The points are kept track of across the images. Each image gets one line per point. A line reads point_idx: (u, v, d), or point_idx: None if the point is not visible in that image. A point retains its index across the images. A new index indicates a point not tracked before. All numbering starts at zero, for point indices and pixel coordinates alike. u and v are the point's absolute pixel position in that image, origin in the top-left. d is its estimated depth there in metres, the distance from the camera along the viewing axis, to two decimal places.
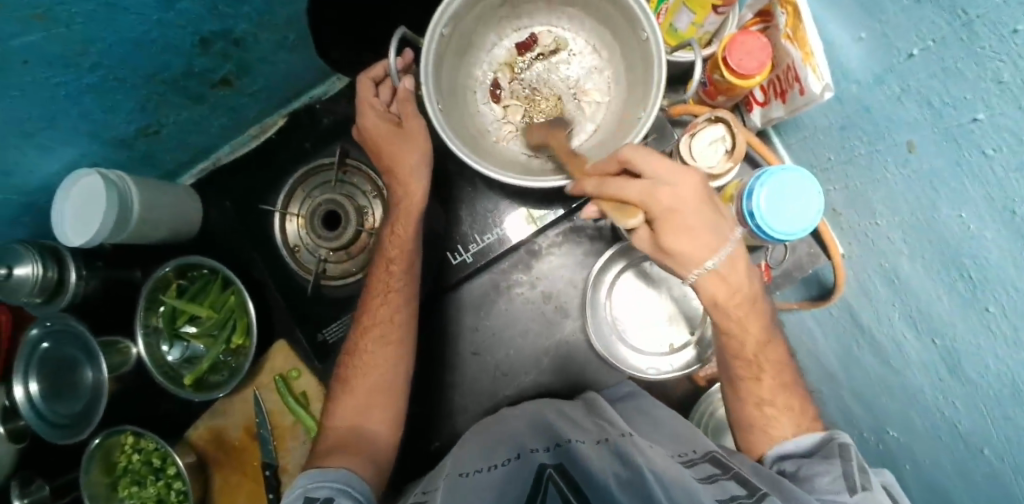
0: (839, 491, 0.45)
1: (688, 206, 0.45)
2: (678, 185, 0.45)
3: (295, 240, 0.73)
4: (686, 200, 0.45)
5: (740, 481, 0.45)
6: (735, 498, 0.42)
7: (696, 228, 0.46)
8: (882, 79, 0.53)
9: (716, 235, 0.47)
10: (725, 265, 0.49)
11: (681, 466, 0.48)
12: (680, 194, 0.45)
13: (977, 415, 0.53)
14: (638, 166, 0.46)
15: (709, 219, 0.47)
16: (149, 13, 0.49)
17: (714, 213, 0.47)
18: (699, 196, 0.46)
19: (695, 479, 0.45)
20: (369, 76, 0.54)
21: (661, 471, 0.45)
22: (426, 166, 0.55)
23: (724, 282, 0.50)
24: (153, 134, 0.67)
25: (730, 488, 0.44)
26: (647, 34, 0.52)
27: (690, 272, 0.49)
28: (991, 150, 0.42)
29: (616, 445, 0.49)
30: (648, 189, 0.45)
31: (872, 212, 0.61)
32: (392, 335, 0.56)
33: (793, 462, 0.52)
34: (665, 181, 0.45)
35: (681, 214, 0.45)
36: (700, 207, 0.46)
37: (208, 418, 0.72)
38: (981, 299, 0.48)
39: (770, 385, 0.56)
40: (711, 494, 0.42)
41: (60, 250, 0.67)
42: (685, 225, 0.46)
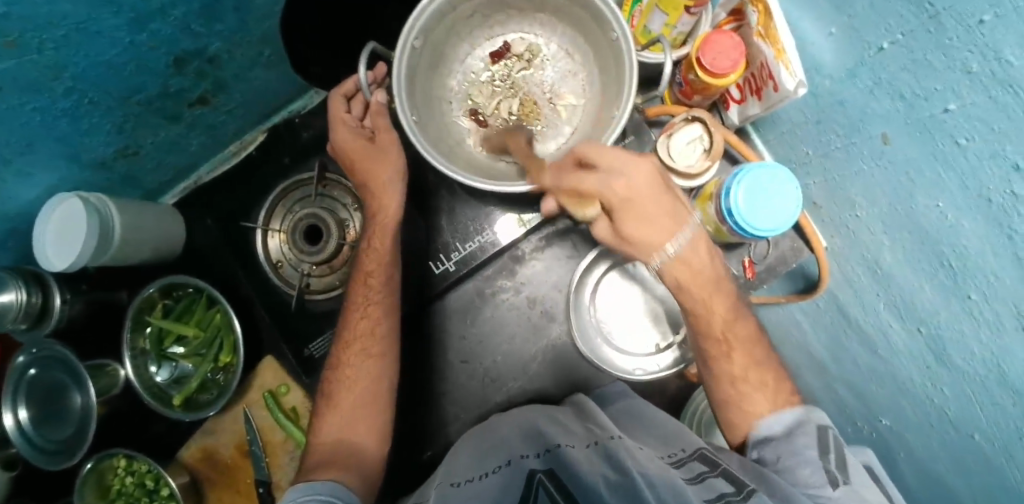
0: (821, 485, 0.45)
1: (642, 195, 0.47)
2: (631, 176, 0.47)
3: (278, 256, 0.73)
4: (639, 190, 0.47)
5: (729, 478, 0.45)
6: (724, 495, 0.42)
7: (652, 216, 0.48)
8: (856, 73, 0.53)
9: (673, 219, 0.49)
10: (685, 247, 0.51)
11: (669, 467, 0.48)
12: (634, 186, 0.47)
13: (965, 401, 0.53)
14: (593, 160, 0.48)
15: (663, 205, 0.48)
16: (121, 36, 0.49)
17: (668, 198, 0.49)
18: (652, 184, 0.47)
19: (682, 479, 0.45)
20: (342, 92, 0.54)
21: (650, 471, 0.45)
22: (402, 179, 0.56)
23: (685, 264, 0.52)
24: (132, 155, 0.67)
25: (718, 486, 0.43)
26: (617, 33, 0.52)
27: (653, 258, 0.51)
28: (963, 139, 0.42)
29: (606, 448, 0.49)
30: (603, 182, 0.47)
31: (852, 204, 0.61)
32: (374, 348, 0.56)
33: (772, 449, 0.51)
34: (618, 173, 0.47)
35: (637, 202, 0.47)
36: (654, 195, 0.48)
37: (201, 437, 0.73)
38: (962, 287, 0.48)
39: (740, 363, 0.56)
40: (700, 493, 0.42)
41: (43, 275, 0.67)
42: (641, 213, 0.48)
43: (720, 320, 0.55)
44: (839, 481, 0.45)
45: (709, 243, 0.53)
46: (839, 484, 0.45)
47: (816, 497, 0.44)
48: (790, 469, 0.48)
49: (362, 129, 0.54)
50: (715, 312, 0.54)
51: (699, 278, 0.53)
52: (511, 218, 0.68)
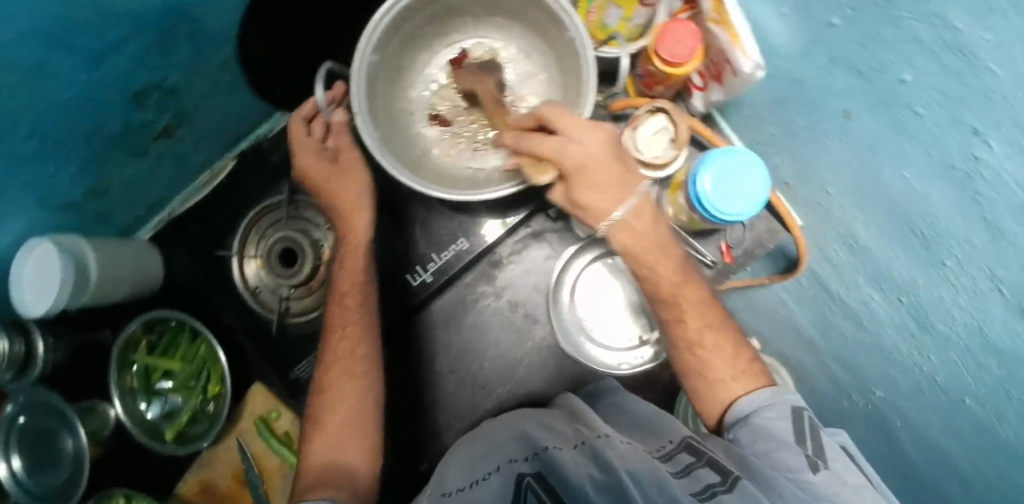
0: (802, 469, 0.46)
1: (595, 161, 0.49)
2: (587, 142, 0.49)
3: (255, 282, 0.73)
4: (593, 156, 0.49)
5: (713, 467, 0.45)
6: (712, 487, 0.43)
7: (603, 182, 0.50)
8: (810, 52, 0.53)
9: (623, 189, 0.51)
10: (634, 215, 0.52)
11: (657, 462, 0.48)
12: (588, 150, 0.49)
13: (953, 366, 0.54)
14: (554, 125, 0.51)
15: (616, 173, 0.51)
16: (77, 76, 0.48)
17: (621, 167, 0.51)
18: (607, 151, 0.50)
19: (670, 474, 0.45)
20: (302, 115, 0.57)
21: (636, 468, 0.45)
22: (368, 197, 0.61)
23: (634, 232, 0.54)
24: (102, 194, 0.66)
25: (705, 477, 0.44)
26: (572, 32, 0.52)
27: (601, 225, 0.53)
28: (921, 108, 0.43)
29: (593, 448, 0.49)
30: (559, 144, 0.49)
31: (821, 181, 0.61)
32: (356, 367, 0.57)
33: (748, 432, 0.51)
34: (574, 137, 0.49)
35: (589, 168, 0.49)
36: (608, 163, 0.50)
37: (197, 471, 0.72)
38: (936, 254, 0.48)
39: (695, 326, 0.56)
40: (686, 487, 0.43)
41: (26, 324, 0.66)
42: (592, 179, 0.50)
43: (682, 297, 0.56)
44: (819, 465, 0.46)
45: (659, 213, 0.55)
46: (820, 468, 0.46)
47: (799, 482, 0.45)
48: (768, 453, 0.48)
49: (325, 150, 0.58)
50: (670, 283, 0.56)
51: (665, 254, 0.55)
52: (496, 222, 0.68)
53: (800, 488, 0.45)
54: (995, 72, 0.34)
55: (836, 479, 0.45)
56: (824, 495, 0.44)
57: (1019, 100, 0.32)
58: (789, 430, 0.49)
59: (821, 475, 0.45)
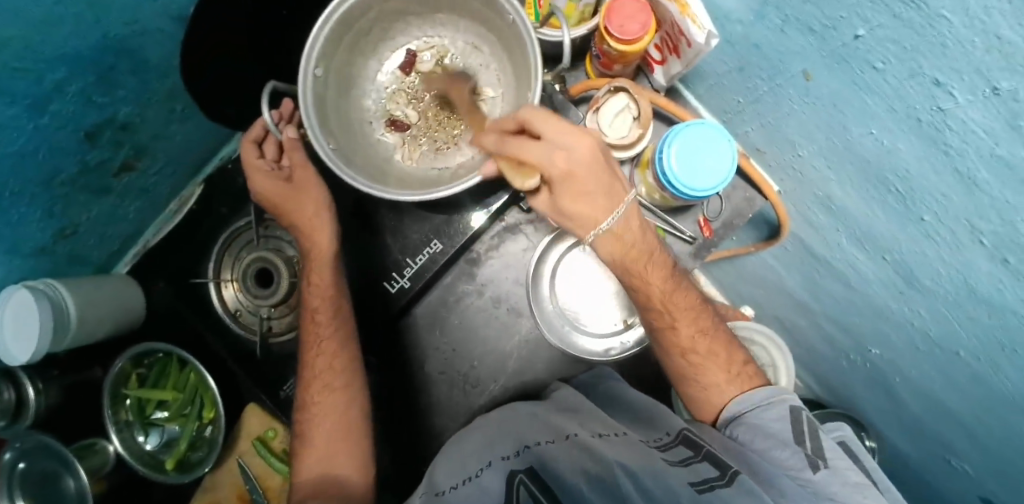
0: (801, 468, 0.47)
1: (583, 172, 0.46)
2: (574, 149, 0.45)
3: (235, 305, 0.73)
4: (581, 164, 0.46)
5: (712, 462, 0.45)
6: (709, 481, 0.43)
7: (590, 193, 0.48)
8: (763, 14, 0.51)
9: (610, 197, 0.49)
10: (619, 223, 0.51)
11: (654, 452, 0.48)
12: (575, 160, 0.45)
13: (943, 319, 0.53)
14: (538, 129, 0.45)
15: (604, 182, 0.48)
16: (22, 124, 0.48)
17: (609, 174, 0.48)
18: (594, 160, 0.46)
19: (666, 461, 0.46)
20: (251, 139, 0.57)
21: (628, 459, 0.45)
22: (327, 211, 0.60)
23: (618, 238, 0.52)
24: (72, 235, 0.66)
25: (703, 470, 0.44)
26: (512, 16, 0.51)
27: (586, 230, 0.51)
28: (880, 63, 0.41)
29: (583, 441, 0.49)
30: (545, 153, 0.45)
31: (792, 144, 0.60)
32: (335, 381, 0.60)
33: (747, 432, 0.52)
34: (561, 145, 0.45)
35: (576, 178, 0.46)
36: (596, 172, 0.47)
37: (201, 496, 0.73)
38: (914, 209, 0.47)
39: (664, 294, 0.56)
40: (684, 476, 0.43)
41: (12, 370, 0.66)
42: (579, 189, 0.47)
43: (671, 303, 0.56)
44: (820, 464, 0.47)
45: (643, 217, 0.53)
46: (820, 467, 0.46)
47: (798, 479, 0.46)
48: (768, 451, 0.49)
49: (278, 170, 0.57)
50: (659, 297, 0.56)
51: (632, 248, 0.53)
52: (483, 213, 0.66)
53: (800, 484, 0.46)
54: (948, 19, 0.33)
55: (837, 478, 0.45)
56: (823, 493, 0.45)
57: (976, 47, 0.32)
58: (787, 430, 0.50)
59: (820, 474, 0.46)
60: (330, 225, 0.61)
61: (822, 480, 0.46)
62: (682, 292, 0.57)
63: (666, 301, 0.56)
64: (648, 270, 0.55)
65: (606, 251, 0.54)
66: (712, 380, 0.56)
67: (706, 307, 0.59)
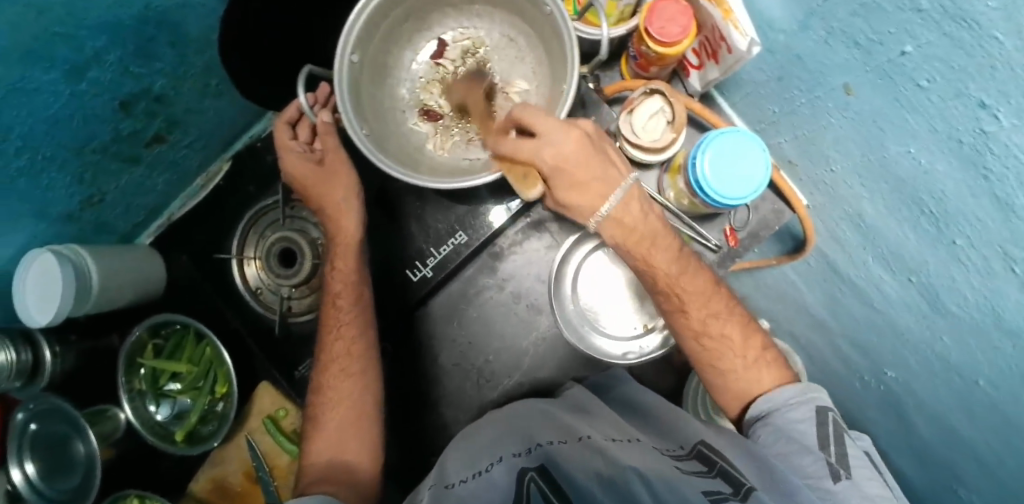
0: (822, 477, 0.47)
1: (574, 163, 0.48)
2: (563, 144, 0.47)
3: (256, 283, 0.73)
4: (572, 156, 0.48)
5: (725, 478, 0.43)
6: (723, 496, 0.41)
7: (586, 182, 0.49)
8: (807, 25, 0.50)
9: (608, 185, 0.50)
10: (619, 210, 0.51)
11: (669, 463, 0.46)
12: (565, 153, 0.48)
13: (967, 347, 0.52)
14: (528, 125, 0.48)
15: (598, 171, 0.49)
16: (60, 89, 0.48)
17: (602, 164, 0.49)
18: (583, 151, 0.48)
19: (680, 470, 0.45)
20: (286, 120, 0.58)
21: (642, 466, 0.44)
22: (356, 197, 0.61)
23: (619, 224, 0.53)
24: (98, 203, 0.67)
25: (715, 485, 0.42)
26: (550, 8, 0.51)
27: (590, 220, 0.52)
28: (925, 81, 0.41)
29: (596, 444, 0.48)
30: (535, 149, 0.48)
31: (826, 158, 0.60)
32: (352, 366, 0.60)
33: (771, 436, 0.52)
34: (549, 140, 0.47)
35: (569, 170, 0.48)
36: (587, 162, 0.48)
37: (209, 469, 0.75)
38: (946, 233, 0.47)
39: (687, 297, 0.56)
40: (697, 484, 0.42)
41: (31, 332, 0.67)
42: (574, 180, 0.49)
43: (678, 286, 0.55)
44: (841, 474, 0.47)
45: (645, 200, 0.53)
46: (841, 477, 0.47)
47: (815, 487, 0.46)
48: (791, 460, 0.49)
49: (310, 153, 0.59)
50: (664, 278, 0.55)
51: (630, 233, 0.53)
52: (502, 210, 0.67)
53: (816, 492, 0.46)
54: (1000, 40, 0.32)
55: (856, 490, 0.46)
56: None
57: None
58: (812, 434, 0.50)
59: (840, 485, 0.46)
60: (357, 210, 0.62)
61: (842, 491, 0.45)
62: (689, 274, 0.55)
63: (671, 284, 0.55)
64: (669, 270, 0.55)
65: (610, 240, 0.54)
66: (737, 387, 0.56)
67: (719, 289, 0.57)
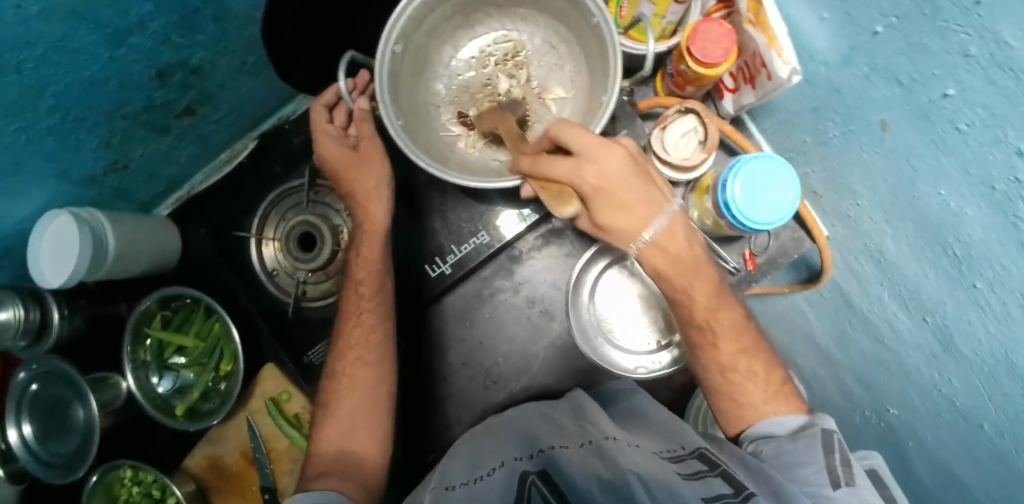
0: (823, 484, 0.45)
1: (615, 184, 0.47)
2: (604, 164, 0.47)
3: (273, 265, 0.74)
4: (613, 177, 0.47)
5: (726, 478, 0.42)
6: (721, 497, 0.39)
7: (628, 204, 0.49)
8: (850, 58, 0.51)
9: (649, 207, 0.49)
10: (662, 235, 0.51)
11: (666, 463, 0.46)
12: (607, 173, 0.47)
13: (977, 392, 0.51)
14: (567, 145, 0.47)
15: (639, 193, 0.49)
16: (99, 52, 0.48)
17: (644, 186, 0.49)
18: (625, 172, 0.47)
19: (679, 475, 0.43)
20: (323, 103, 0.60)
21: (643, 470, 0.43)
22: (386, 190, 0.62)
23: (661, 250, 0.52)
24: (121, 169, 0.67)
25: (716, 486, 0.41)
26: (597, 19, 0.52)
27: (630, 246, 0.52)
28: (964, 125, 0.40)
29: (601, 448, 0.47)
30: (576, 169, 0.47)
31: (852, 193, 0.60)
32: (369, 355, 0.61)
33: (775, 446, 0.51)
34: (590, 160, 0.47)
35: (610, 192, 0.48)
36: (628, 182, 0.48)
37: (206, 446, 0.74)
38: (968, 276, 0.46)
39: (707, 320, 0.55)
40: (697, 491, 0.40)
41: (41, 292, 0.67)
42: (616, 202, 0.48)
43: (704, 302, 0.55)
44: (841, 481, 0.44)
45: (688, 227, 0.52)
46: (841, 485, 0.44)
47: (816, 496, 0.44)
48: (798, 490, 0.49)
49: (346, 138, 0.60)
50: (704, 309, 0.55)
51: (674, 262, 0.53)
52: (512, 214, 0.69)
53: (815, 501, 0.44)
54: None
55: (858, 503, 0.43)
56: None
57: None
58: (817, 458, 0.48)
59: (840, 492, 0.44)
60: (386, 201, 0.62)
61: (842, 497, 0.43)
62: (727, 308, 0.55)
63: (697, 301, 0.54)
64: (696, 286, 0.54)
65: (649, 266, 0.53)
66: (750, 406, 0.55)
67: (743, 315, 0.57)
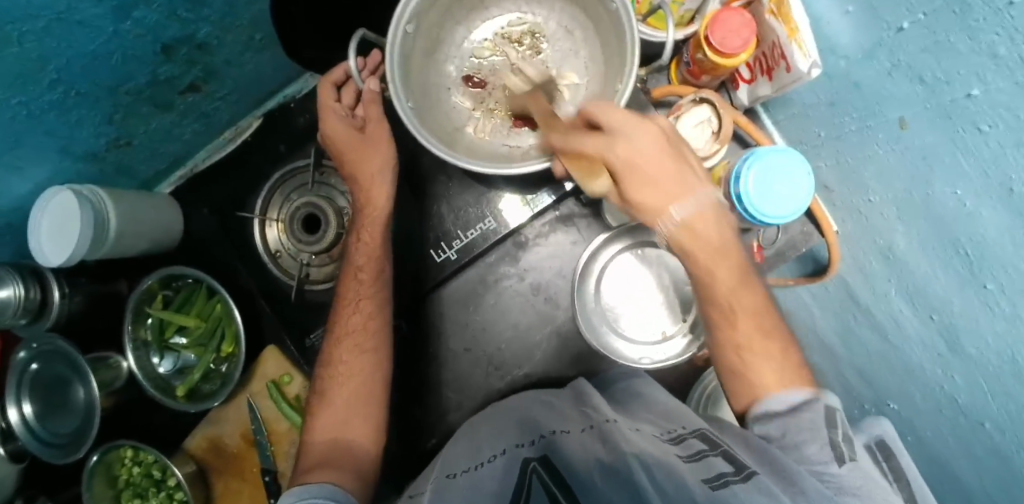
0: (827, 461, 0.43)
1: (646, 158, 0.46)
2: (635, 139, 0.46)
3: (276, 246, 0.73)
4: (644, 153, 0.46)
5: (728, 458, 0.41)
6: (723, 476, 0.39)
7: (659, 180, 0.47)
8: (872, 53, 0.50)
9: (681, 186, 0.48)
10: (692, 214, 0.49)
11: (667, 445, 0.45)
12: (638, 148, 0.46)
13: (978, 392, 0.50)
14: (599, 121, 0.48)
15: (671, 170, 0.47)
16: (104, 25, 0.46)
17: (675, 164, 0.48)
18: (656, 147, 0.47)
19: (679, 457, 0.42)
20: (332, 81, 0.59)
21: (644, 453, 0.42)
22: (390, 173, 0.61)
23: (691, 231, 0.50)
24: (124, 145, 0.65)
25: (717, 467, 0.40)
26: (616, 5, 0.51)
27: (659, 225, 0.50)
28: (986, 126, 0.39)
29: (604, 432, 0.47)
30: (606, 143, 0.47)
31: (865, 188, 0.59)
32: (367, 342, 0.61)
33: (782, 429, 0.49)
34: (621, 134, 0.46)
35: (640, 166, 0.46)
36: (661, 160, 0.47)
37: (206, 427, 0.74)
38: (979, 276, 0.45)
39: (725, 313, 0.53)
40: (697, 473, 0.39)
41: (41, 270, 0.66)
42: (647, 178, 0.47)
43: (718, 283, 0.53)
44: (845, 457, 0.43)
45: (721, 213, 0.51)
46: (846, 460, 0.43)
47: (820, 474, 0.42)
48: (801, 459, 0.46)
49: (352, 118, 0.59)
50: (713, 280, 0.52)
51: (707, 247, 0.50)
52: (515, 198, 0.68)
53: (822, 481, 0.42)
54: None
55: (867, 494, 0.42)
56: (846, 489, 0.40)
57: None
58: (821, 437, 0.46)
59: (845, 468, 0.42)
60: (389, 186, 0.61)
61: (846, 474, 0.41)
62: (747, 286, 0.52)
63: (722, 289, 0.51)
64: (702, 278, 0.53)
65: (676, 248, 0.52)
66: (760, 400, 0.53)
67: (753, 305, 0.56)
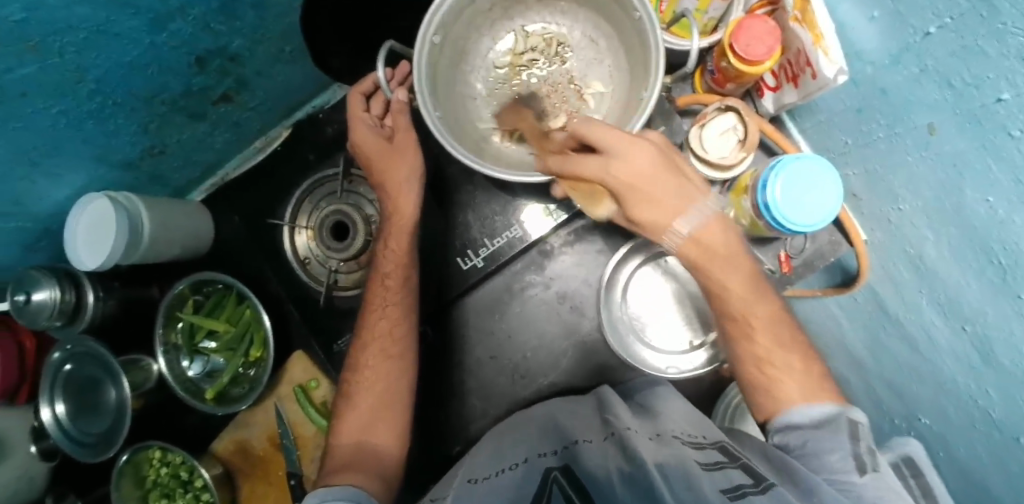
0: (848, 471, 0.42)
1: (645, 179, 0.47)
2: (632, 159, 0.46)
3: (306, 253, 0.75)
4: (642, 173, 0.47)
5: (747, 471, 0.41)
6: (741, 487, 0.39)
7: (660, 198, 0.48)
8: (899, 59, 0.50)
9: (683, 200, 0.48)
10: (699, 225, 0.49)
11: (686, 450, 0.45)
12: (637, 169, 0.47)
13: (1014, 405, 0.49)
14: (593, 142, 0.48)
15: (670, 185, 0.48)
16: (142, 37, 0.48)
17: (674, 177, 0.48)
18: (654, 164, 0.47)
19: (699, 463, 0.43)
20: (360, 91, 0.61)
21: (666, 462, 0.42)
22: (417, 181, 0.62)
23: (698, 243, 0.50)
24: (158, 154, 0.67)
25: (736, 477, 0.40)
26: (640, 13, 0.51)
27: (665, 239, 0.50)
28: (1017, 131, 0.38)
29: (625, 439, 0.47)
30: (603, 166, 0.47)
31: (894, 197, 0.58)
32: (392, 348, 0.62)
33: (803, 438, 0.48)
34: (616, 155, 0.47)
35: (640, 186, 0.47)
36: (660, 178, 0.47)
37: (234, 430, 0.75)
38: (1012, 286, 0.44)
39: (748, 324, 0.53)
40: (715, 483, 0.39)
41: (77, 274, 0.68)
42: (646, 196, 0.48)
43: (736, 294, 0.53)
44: (867, 467, 0.42)
45: (724, 221, 0.51)
46: (867, 470, 0.42)
47: (842, 486, 0.42)
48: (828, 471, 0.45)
49: (381, 128, 0.60)
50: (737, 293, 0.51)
51: (711, 253, 0.51)
52: (539, 207, 0.69)
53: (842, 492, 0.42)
54: None
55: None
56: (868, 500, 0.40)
57: None
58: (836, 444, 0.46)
59: (865, 478, 0.42)
60: (416, 194, 0.62)
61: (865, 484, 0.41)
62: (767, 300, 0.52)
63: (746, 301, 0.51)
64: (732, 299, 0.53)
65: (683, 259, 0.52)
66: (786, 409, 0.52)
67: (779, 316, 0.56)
